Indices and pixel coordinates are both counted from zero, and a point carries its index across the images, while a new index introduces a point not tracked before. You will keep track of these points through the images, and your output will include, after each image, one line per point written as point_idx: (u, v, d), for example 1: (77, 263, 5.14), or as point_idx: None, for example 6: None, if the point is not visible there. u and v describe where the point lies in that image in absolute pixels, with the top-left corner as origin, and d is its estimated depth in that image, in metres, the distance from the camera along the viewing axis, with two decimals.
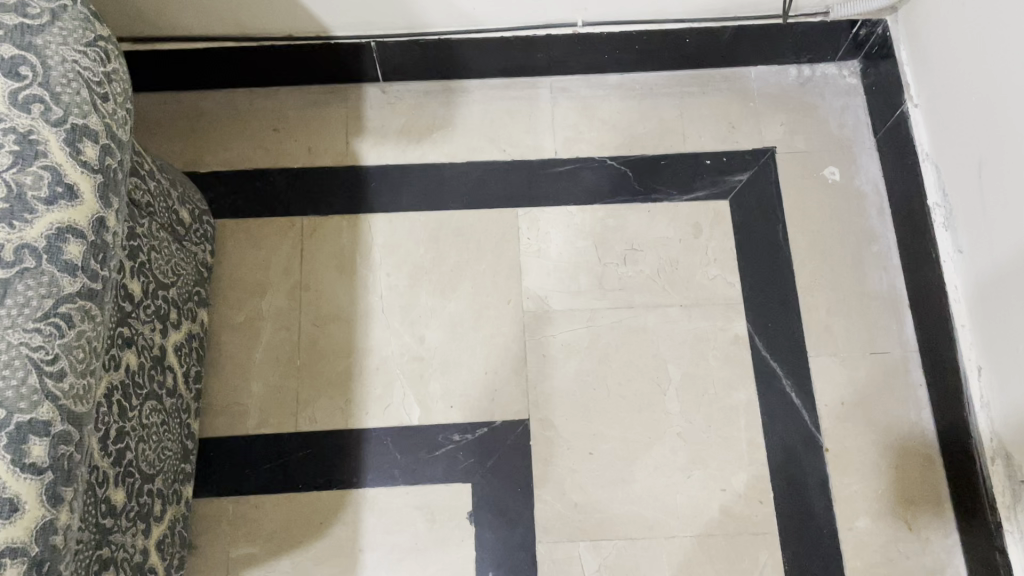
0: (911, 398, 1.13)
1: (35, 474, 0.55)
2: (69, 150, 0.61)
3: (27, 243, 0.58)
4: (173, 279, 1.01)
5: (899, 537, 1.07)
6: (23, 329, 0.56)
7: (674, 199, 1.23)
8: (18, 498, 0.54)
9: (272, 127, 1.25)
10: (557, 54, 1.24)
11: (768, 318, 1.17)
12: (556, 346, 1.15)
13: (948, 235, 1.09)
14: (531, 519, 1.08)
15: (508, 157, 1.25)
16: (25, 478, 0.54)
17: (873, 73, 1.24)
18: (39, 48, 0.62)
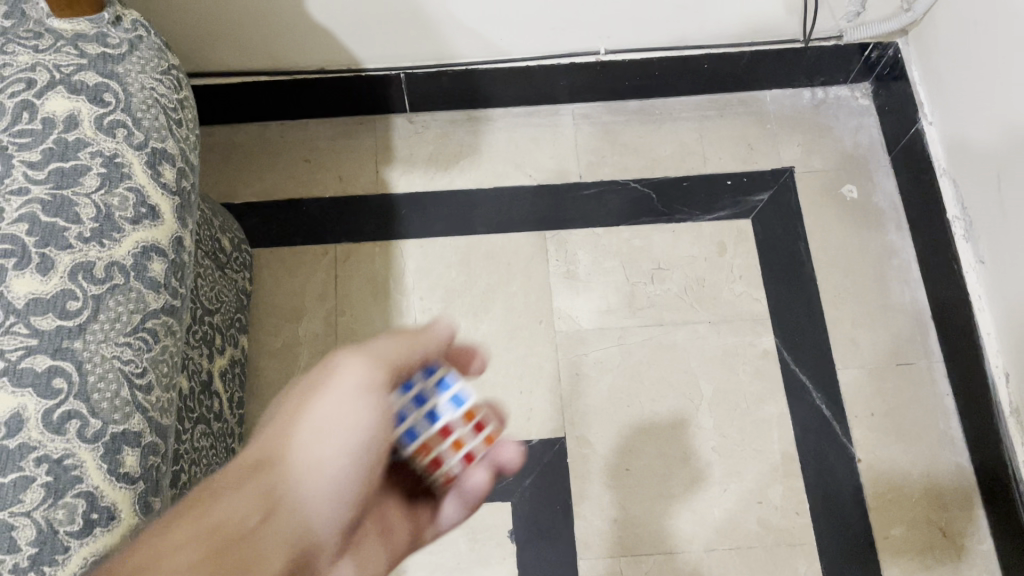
0: (939, 408, 1.15)
1: (129, 483, 0.57)
2: (151, 173, 0.64)
3: (116, 260, 0.61)
4: (217, 305, 1.03)
5: (934, 544, 1.08)
6: (114, 343, 0.59)
7: (697, 218, 1.26)
8: (114, 506, 0.56)
9: (303, 158, 1.28)
10: (579, 81, 1.28)
11: (795, 333, 1.19)
12: (589, 364, 1.17)
13: (969, 247, 1.13)
14: (572, 535, 1.09)
15: (534, 181, 1.28)
16: (121, 486, 0.56)
17: (886, 94, 1.29)
18: (120, 76, 0.66)
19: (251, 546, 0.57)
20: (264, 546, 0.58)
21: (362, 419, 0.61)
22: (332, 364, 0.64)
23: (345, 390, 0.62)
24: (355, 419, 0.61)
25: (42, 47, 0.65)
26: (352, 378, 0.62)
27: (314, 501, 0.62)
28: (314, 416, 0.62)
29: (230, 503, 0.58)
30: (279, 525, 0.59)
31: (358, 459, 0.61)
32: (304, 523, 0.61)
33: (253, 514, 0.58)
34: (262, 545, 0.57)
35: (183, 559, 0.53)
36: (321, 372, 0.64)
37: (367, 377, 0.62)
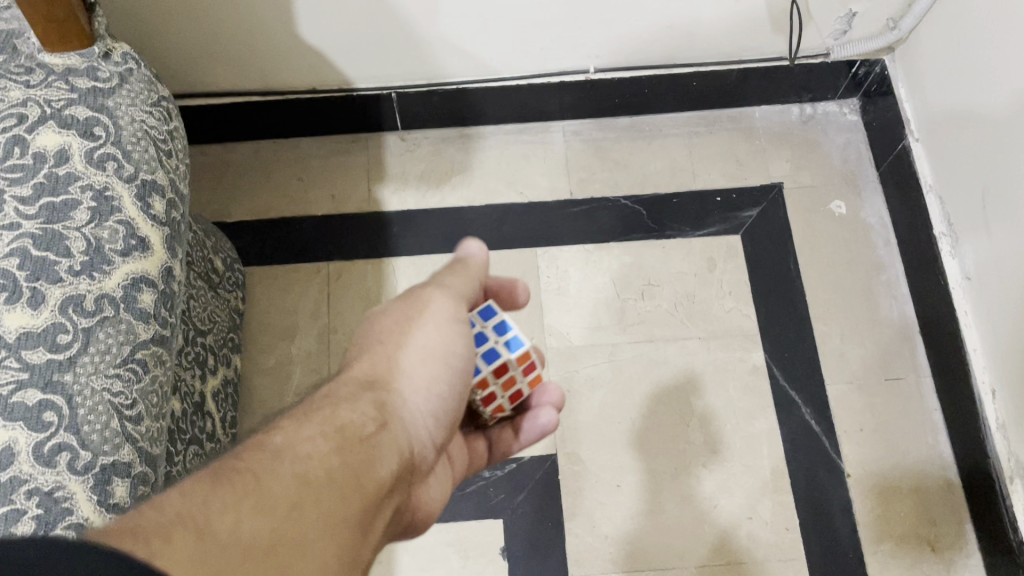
0: (927, 422, 1.16)
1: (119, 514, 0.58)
2: (141, 205, 0.66)
3: (106, 293, 0.62)
4: (210, 325, 1.04)
5: (923, 558, 1.09)
6: (104, 375, 0.60)
7: (687, 235, 1.27)
8: None
9: (296, 176, 1.29)
10: (569, 99, 1.29)
11: (784, 348, 1.20)
12: (580, 380, 1.18)
13: (956, 263, 1.14)
14: (564, 552, 1.10)
15: (525, 198, 1.29)
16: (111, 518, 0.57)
17: (874, 110, 1.30)
18: (110, 109, 0.67)
19: (374, 440, 0.62)
20: (380, 451, 0.62)
21: (455, 339, 0.70)
22: (420, 298, 0.74)
23: (434, 314, 0.71)
24: (446, 333, 0.70)
25: (34, 82, 0.66)
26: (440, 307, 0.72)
27: (422, 405, 0.68)
28: (416, 331, 0.71)
29: (351, 408, 0.63)
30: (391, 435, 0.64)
31: (452, 367, 0.69)
32: (412, 430, 0.66)
33: (371, 422, 0.63)
34: (383, 444, 0.62)
35: (318, 447, 0.57)
36: (411, 306, 0.73)
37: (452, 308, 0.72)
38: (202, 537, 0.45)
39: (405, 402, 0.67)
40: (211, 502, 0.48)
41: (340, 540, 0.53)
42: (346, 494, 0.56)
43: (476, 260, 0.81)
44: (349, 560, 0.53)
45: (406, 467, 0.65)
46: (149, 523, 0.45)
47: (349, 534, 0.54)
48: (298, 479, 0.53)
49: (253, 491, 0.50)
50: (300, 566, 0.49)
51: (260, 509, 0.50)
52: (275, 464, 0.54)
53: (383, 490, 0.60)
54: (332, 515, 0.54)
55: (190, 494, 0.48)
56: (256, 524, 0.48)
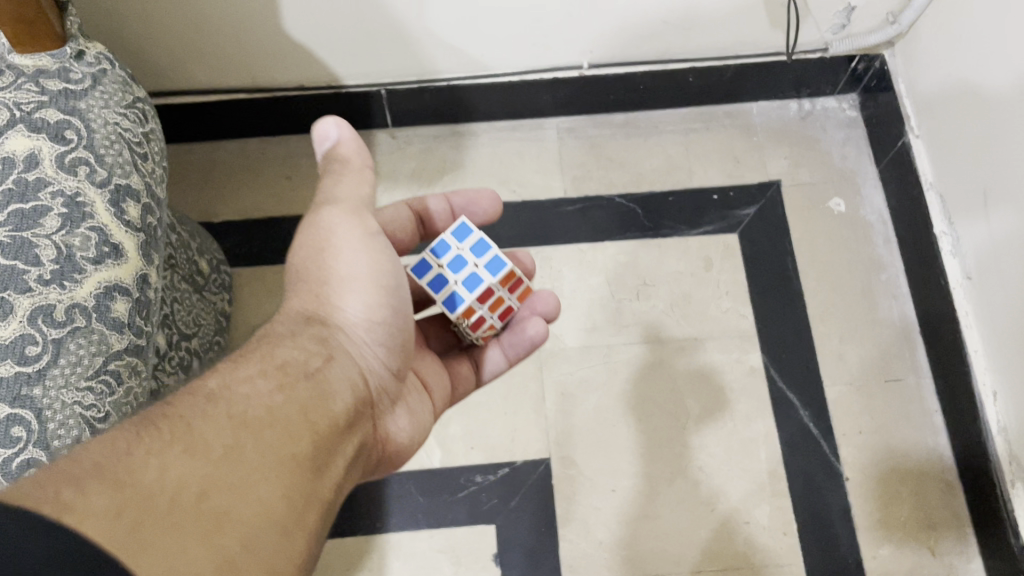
0: (927, 425, 1.14)
1: None
2: (114, 211, 0.64)
3: (77, 302, 0.60)
4: (194, 328, 1.01)
5: (923, 563, 1.07)
6: (75, 388, 0.58)
7: (683, 234, 1.25)
8: None
9: (285, 175, 1.27)
10: (563, 95, 1.26)
11: (782, 350, 1.18)
12: (574, 383, 1.16)
13: (957, 263, 1.11)
14: (557, 558, 1.08)
15: (518, 197, 1.27)
16: None
17: (873, 105, 1.27)
18: (83, 111, 0.65)
19: (318, 374, 0.62)
20: (328, 385, 0.62)
21: (380, 255, 0.70)
22: (319, 227, 0.69)
23: (346, 238, 0.68)
24: (369, 256, 0.69)
25: (2, 85, 0.64)
26: (343, 225, 0.68)
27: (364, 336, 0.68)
28: (336, 264, 0.68)
29: (290, 347, 0.63)
30: (338, 368, 0.64)
31: (385, 288, 0.69)
32: (358, 360, 0.67)
33: (312, 357, 0.63)
34: (328, 379, 0.62)
35: (258, 387, 0.57)
36: (316, 235, 0.69)
37: (356, 223, 0.69)
38: (122, 486, 0.44)
39: (350, 334, 0.68)
40: (137, 450, 0.47)
41: (288, 471, 0.52)
42: (290, 428, 0.55)
43: (353, 164, 0.71)
44: (298, 490, 0.52)
45: (357, 396, 0.65)
46: (65, 473, 0.43)
47: (299, 465, 0.54)
48: (232, 421, 0.52)
49: (182, 436, 0.49)
50: (237, 503, 0.48)
51: (190, 452, 0.48)
52: (207, 406, 0.52)
53: (336, 421, 0.60)
54: (275, 447, 0.53)
55: (113, 443, 0.47)
56: (186, 468, 0.47)
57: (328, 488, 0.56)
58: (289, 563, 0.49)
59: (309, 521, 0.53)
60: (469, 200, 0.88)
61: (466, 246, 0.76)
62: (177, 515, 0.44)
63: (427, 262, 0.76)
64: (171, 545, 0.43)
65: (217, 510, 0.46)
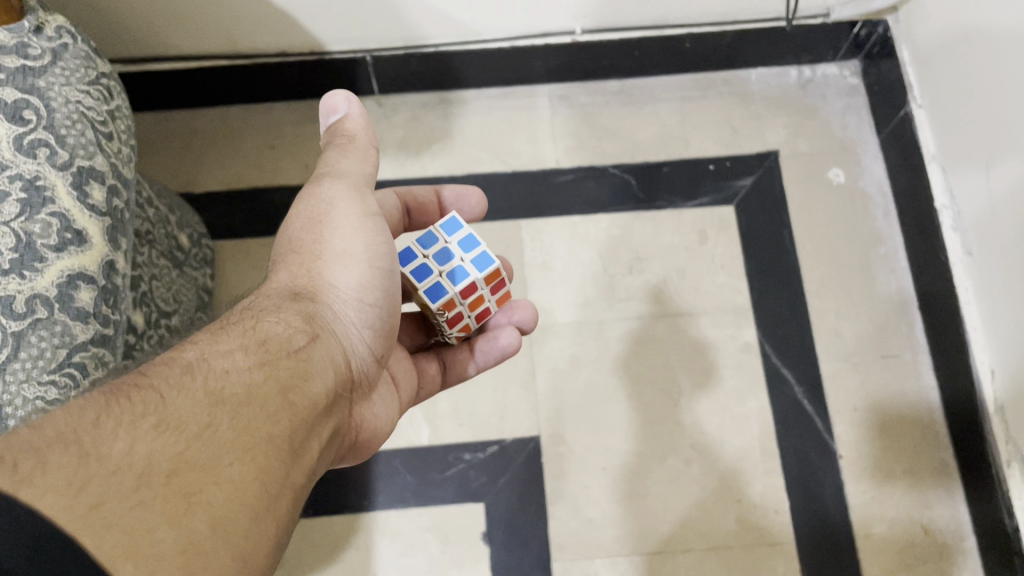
0: (923, 402, 1.12)
1: None
2: (77, 195, 0.63)
3: (38, 292, 0.60)
4: (175, 306, 0.98)
5: (916, 541, 1.06)
6: (37, 383, 0.58)
7: (678, 205, 1.22)
8: None
9: (268, 144, 1.24)
10: (554, 62, 1.22)
11: (777, 325, 1.16)
12: (564, 360, 1.14)
13: (957, 237, 1.08)
14: (546, 536, 1.07)
15: (509, 167, 1.23)
16: None
17: (875, 73, 1.23)
18: (41, 90, 0.64)
19: (302, 353, 0.58)
20: (314, 361, 0.59)
21: (377, 234, 0.67)
22: (316, 200, 0.68)
23: (344, 213, 0.67)
24: (363, 238, 0.66)
25: None
26: (341, 200, 0.67)
27: (351, 313, 0.65)
28: (331, 241, 0.66)
29: (275, 320, 0.59)
30: (326, 346, 0.61)
31: (381, 264, 0.67)
32: (344, 341, 0.64)
33: (298, 334, 0.60)
34: (313, 356, 0.59)
35: (237, 362, 0.54)
36: (313, 207, 0.67)
37: (354, 199, 0.68)
38: (85, 462, 0.42)
39: (339, 309, 0.64)
40: (105, 423, 0.45)
41: (265, 451, 0.49)
42: (269, 407, 0.52)
43: (357, 141, 0.70)
44: (275, 473, 0.49)
45: (341, 377, 0.61)
46: (27, 445, 0.41)
47: (277, 446, 0.51)
48: (208, 396, 0.49)
49: (155, 410, 0.47)
50: (207, 482, 0.45)
51: (161, 427, 0.46)
52: (183, 381, 0.50)
53: (319, 401, 0.57)
54: (252, 424, 0.50)
55: (82, 414, 0.45)
56: (154, 445, 0.45)
57: (306, 470, 0.53)
58: (260, 549, 0.46)
59: (285, 503, 0.50)
60: (459, 196, 0.87)
61: (454, 237, 0.75)
62: (144, 493, 0.42)
63: (412, 250, 0.74)
64: (133, 524, 0.40)
65: (186, 489, 0.44)
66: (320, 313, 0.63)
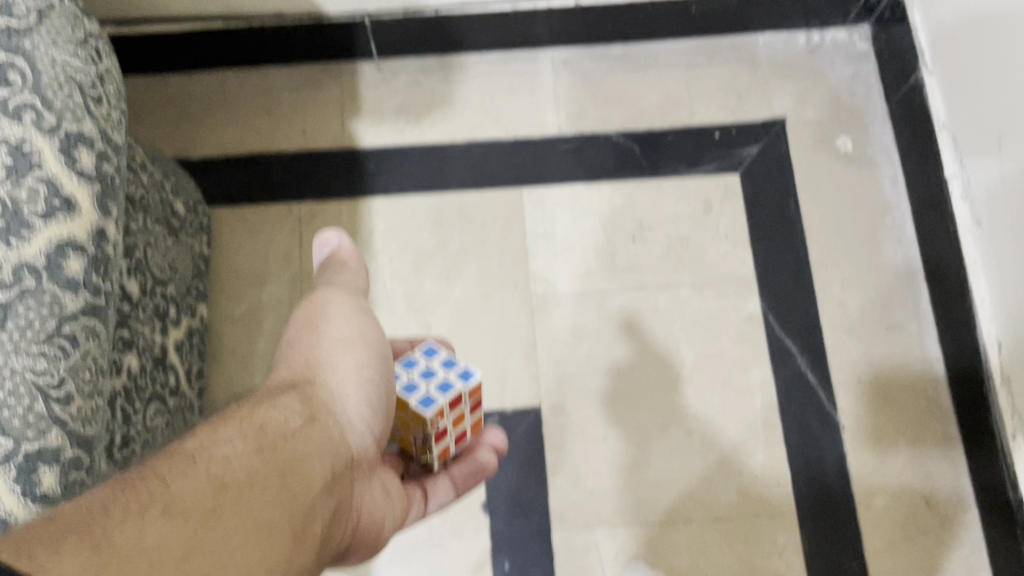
0: (927, 373, 1.11)
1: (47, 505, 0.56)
2: (65, 160, 0.63)
3: (26, 261, 0.59)
4: (170, 274, 0.96)
5: (918, 513, 1.05)
6: (27, 354, 0.57)
7: (682, 173, 1.20)
8: None
9: (265, 109, 1.22)
10: (558, 26, 1.20)
11: (782, 296, 1.14)
12: (565, 330, 1.13)
13: (966, 207, 1.06)
14: (546, 506, 1.06)
15: (510, 134, 1.21)
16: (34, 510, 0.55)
17: (885, 38, 1.21)
18: (27, 51, 0.63)
19: (301, 436, 0.58)
20: (313, 443, 0.59)
21: (371, 325, 0.71)
22: (314, 300, 0.71)
23: (339, 308, 0.70)
24: (357, 322, 0.70)
25: None
26: (336, 299, 0.71)
27: (352, 394, 0.65)
28: (325, 328, 0.69)
29: (274, 408, 0.60)
30: (325, 429, 0.61)
31: (380, 352, 0.69)
32: (344, 422, 0.64)
33: (296, 418, 0.60)
34: (312, 438, 0.59)
35: (237, 449, 0.54)
36: (310, 308, 0.71)
37: (349, 297, 0.72)
38: (97, 549, 0.41)
39: (338, 394, 0.65)
40: (114, 513, 0.44)
41: (269, 538, 0.49)
42: (271, 494, 0.52)
43: (349, 258, 0.76)
44: (278, 561, 0.49)
45: (341, 459, 0.61)
46: (40, 536, 0.41)
47: (278, 531, 0.50)
48: (212, 482, 0.49)
49: (161, 497, 0.47)
50: (216, 572, 0.45)
51: (169, 514, 0.46)
52: (187, 468, 0.50)
53: (320, 483, 0.57)
54: (256, 510, 0.50)
55: (89, 505, 0.45)
56: (164, 532, 0.44)
57: (308, 555, 0.53)
58: None
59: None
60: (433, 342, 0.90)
61: (434, 361, 0.75)
62: None
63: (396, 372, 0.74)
64: None
65: (198, 574, 0.44)
66: (318, 399, 0.63)
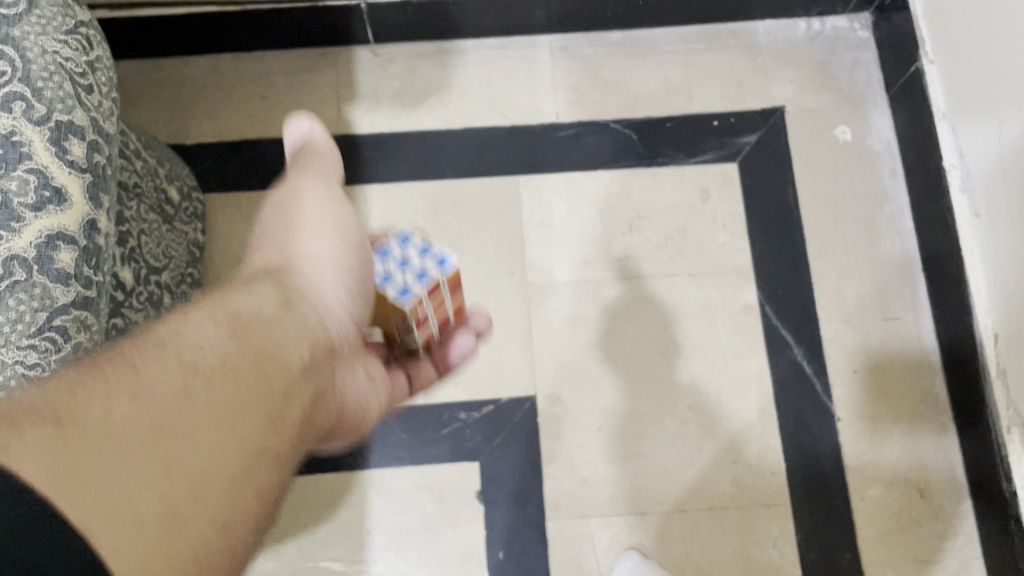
0: (924, 364, 1.11)
1: None
2: (55, 151, 0.62)
3: (16, 253, 0.59)
4: (165, 262, 0.96)
5: (911, 504, 1.06)
6: (17, 347, 0.58)
7: (680, 162, 1.19)
8: None
9: (259, 94, 1.20)
10: (556, 11, 1.18)
11: (779, 286, 1.14)
12: (561, 319, 1.12)
13: (965, 198, 1.05)
14: (541, 495, 1.06)
15: (507, 121, 1.20)
16: None
17: (886, 26, 1.20)
18: (16, 40, 0.63)
19: (276, 322, 0.55)
20: (288, 329, 0.55)
21: (338, 207, 0.71)
22: (289, 187, 0.71)
23: (310, 191, 0.71)
24: (326, 209, 0.70)
25: None
26: (308, 184, 0.71)
27: (326, 271, 0.65)
28: (297, 212, 0.69)
29: (246, 296, 0.56)
30: (299, 318, 0.58)
31: (349, 234, 0.69)
32: (320, 308, 0.61)
33: (269, 306, 0.56)
34: (287, 324, 0.55)
35: (211, 330, 0.50)
36: (284, 193, 0.71)
37: (319, 182, 0.72)
38: (63, 429, 0.38)
39: (311, 275, 0.65)
40: (80, 392, 0.41)
41: (245, 416, 0.46)
42: (245, 376, 0.48)
43: (323, 148, 0.76)
44: (256, 442, 0.46)
45: (322, 347, 0.58)
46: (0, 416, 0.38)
47: (256, 409, 0.47)
48: (183, 364, 0.45)
49: (128, 379, 0.43)
50: (189, 455, 0.42)
51: (138, 396, 0.42)
52: (157, 350, 0.46)
53: (301, 364, 0.54)
54: (228, 385, 0.47)
55: (50, 389, 0.41)
56: (133, 412, 0.41)
57: (289, 433, 0.50)
58: (243, 516, 0.44)
59: (270, 473, 0.47)
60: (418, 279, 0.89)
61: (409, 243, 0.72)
62: (126, 459, 0.39)
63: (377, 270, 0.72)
64: (116, 490, 0.38)
65: (168, 452, 0.41)
66: (292, 285, 0.62)
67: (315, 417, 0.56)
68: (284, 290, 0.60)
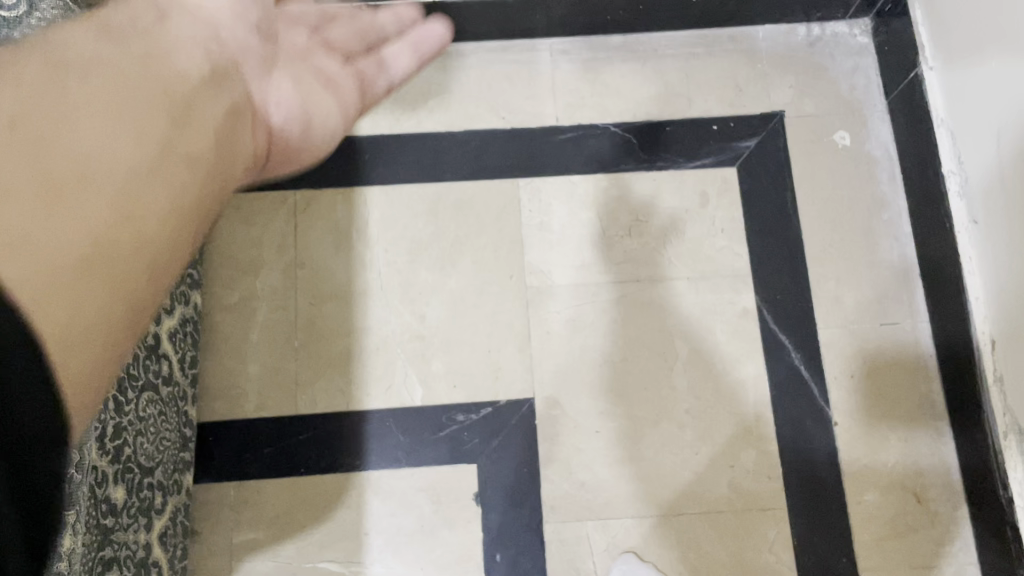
0: (921, 370, 1.11)
1: None
2: None
3: None
4: None
5: (907, 510, 1.06)
6: None
7: (679, 166, 1.19)
8: None
9: None
10: (556, 15, 1.19)
11: (777, 291, 1.14)
12: (560, 322, 1.12)
13: (963, 205, 1.06)
14: (538, 498, 1.06)
15: (507, 125, 1.20)
16: None
17: (886, 32, 1.20)
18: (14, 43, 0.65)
19: (128, 100, 0.54)
20: (134, 90, 0.55)
21: (196, 26, 0.69)
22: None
23: (175, 5, 0.69)
24: (195, 24, 0.69)
25: None
26: (162, 1, 0.68)
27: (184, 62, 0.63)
28: (170, 20, 0.67)
29: (93, 53, 0.55)
30: (145, 79, 0.57)
31: (204, 34, 0.69)
32: (182, 84, 0.61)
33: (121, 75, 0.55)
34: (135, 89, 0.55)
35: (40, 89, 0.49)
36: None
37: (168, 0, 0.68)
38: None
39: (176, 60, 0.63)
40: None
41: (59, 224, 0.45)
42: (76, 146, 0.48)
43: None
44: (84, 219, 0.47)
45: (179, 110, 0.58)
46: None
47: (85, 170, 0.48)
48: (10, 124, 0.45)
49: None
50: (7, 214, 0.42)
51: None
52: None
53: (152, 132, 0.55)
54: (37, 195, 0.45)
55: None
56: None
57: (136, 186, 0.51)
58: (66, 297, 0.44)
59: (133, 272, 0.49)
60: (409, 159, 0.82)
61: None
62: None
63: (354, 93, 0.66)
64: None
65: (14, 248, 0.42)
66: (152, 56, 0.60)
67: (176, 167, 0.55)
68: (57, 57, 0.52)
